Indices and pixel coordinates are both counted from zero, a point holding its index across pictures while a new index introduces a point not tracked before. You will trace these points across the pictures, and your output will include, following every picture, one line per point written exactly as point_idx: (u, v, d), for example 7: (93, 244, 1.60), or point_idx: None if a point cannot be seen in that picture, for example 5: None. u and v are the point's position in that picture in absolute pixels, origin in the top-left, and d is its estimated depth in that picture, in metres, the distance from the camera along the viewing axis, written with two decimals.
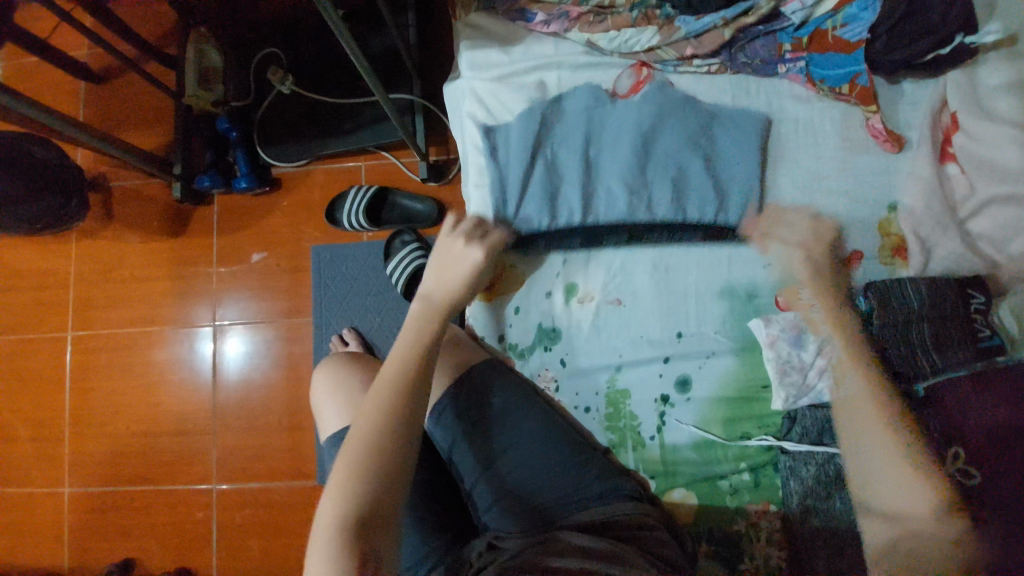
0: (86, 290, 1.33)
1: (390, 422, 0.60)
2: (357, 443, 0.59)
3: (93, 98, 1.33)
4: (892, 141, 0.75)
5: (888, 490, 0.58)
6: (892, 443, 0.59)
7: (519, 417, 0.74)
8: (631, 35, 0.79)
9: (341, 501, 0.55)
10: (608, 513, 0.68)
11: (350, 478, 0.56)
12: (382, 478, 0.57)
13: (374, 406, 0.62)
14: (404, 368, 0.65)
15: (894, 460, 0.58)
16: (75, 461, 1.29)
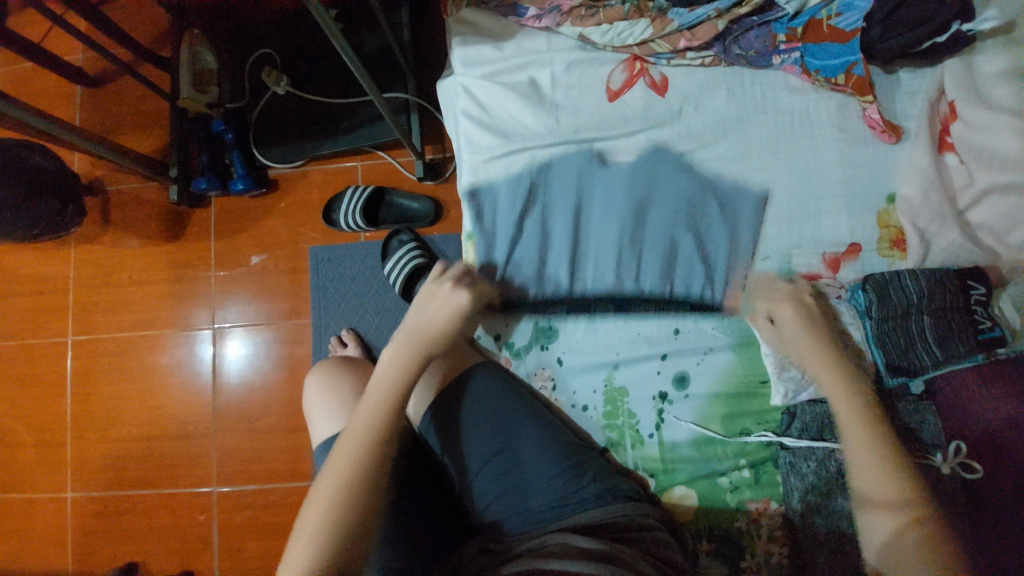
0: (85, 295, 1.33)
1: (368, 455, 0.62)
2: (335, 473, 0.61)
3: (89, 103, 1.33)
4: (889, 132, 0.74)
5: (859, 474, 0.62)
6: (861, 433, 0.63)
7: (512, 418, 0.73)
8: (624, 28, 0.77)
9: (317, 528, 0.57)
10: (606, 515, 0.68)
11: (326, 506, 0.59)
12: (357, 510, 0.59)
13: (355, 435, 0.64)
14: (383, 401, 0.66)
15: (861, 446, 0.62)
16: (78, 466, 1.29)
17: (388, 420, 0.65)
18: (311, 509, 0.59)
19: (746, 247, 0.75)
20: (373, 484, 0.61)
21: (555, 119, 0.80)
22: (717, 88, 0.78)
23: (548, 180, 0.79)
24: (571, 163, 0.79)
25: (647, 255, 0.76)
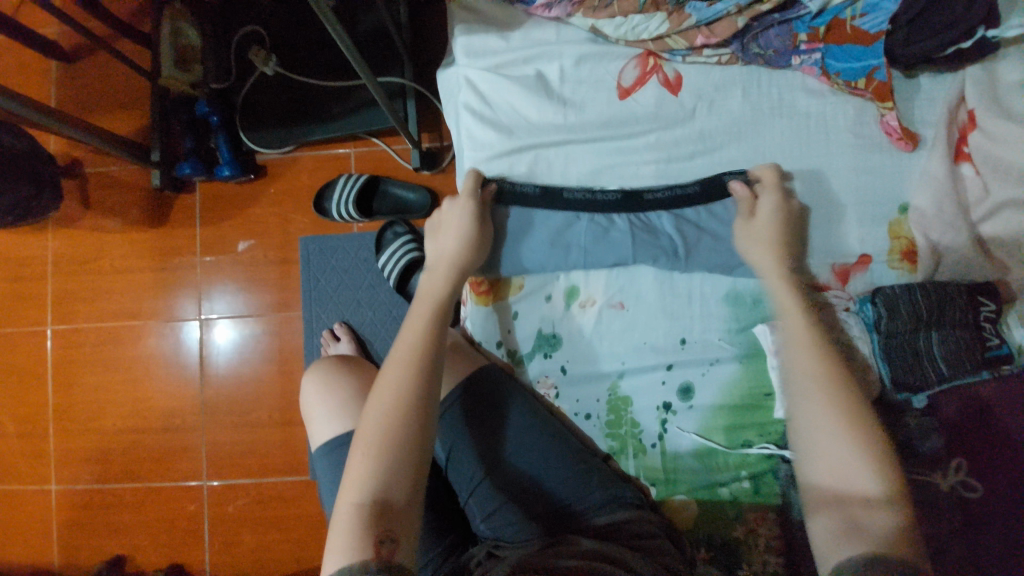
0: (65, 282, 1.27)
1: (400, 409, 0.61)
2: (372, 427, 0.60)
3: (63, 79, 1.25)
4: (906, 139, 0.71)
5: (836, 462, 0.56)
6: (845, 417, 0.58)
7: (523, 420, 0.72)
8: (639, 22, 0.72)
9: (357, 487, 0.57)
10: (614, 520, 0.68)
11: (365, 464, 0.58)
12: (397, 465, 0.58)
13: (388, 391, 0.62)
14: (412, 358, 0.65)
15: (848, 435, 0.57)
16: (61, 457, 1.26)
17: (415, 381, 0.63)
18: (352, 468, 0.58)
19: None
20: (411, 437, 0.59)
21: (563, 117, 0.76)
22: (732, 89, 0.75)
23: (553, 186, 0.76)
24: (579, 164, 0.76)
25: (646, 251, 0.73)
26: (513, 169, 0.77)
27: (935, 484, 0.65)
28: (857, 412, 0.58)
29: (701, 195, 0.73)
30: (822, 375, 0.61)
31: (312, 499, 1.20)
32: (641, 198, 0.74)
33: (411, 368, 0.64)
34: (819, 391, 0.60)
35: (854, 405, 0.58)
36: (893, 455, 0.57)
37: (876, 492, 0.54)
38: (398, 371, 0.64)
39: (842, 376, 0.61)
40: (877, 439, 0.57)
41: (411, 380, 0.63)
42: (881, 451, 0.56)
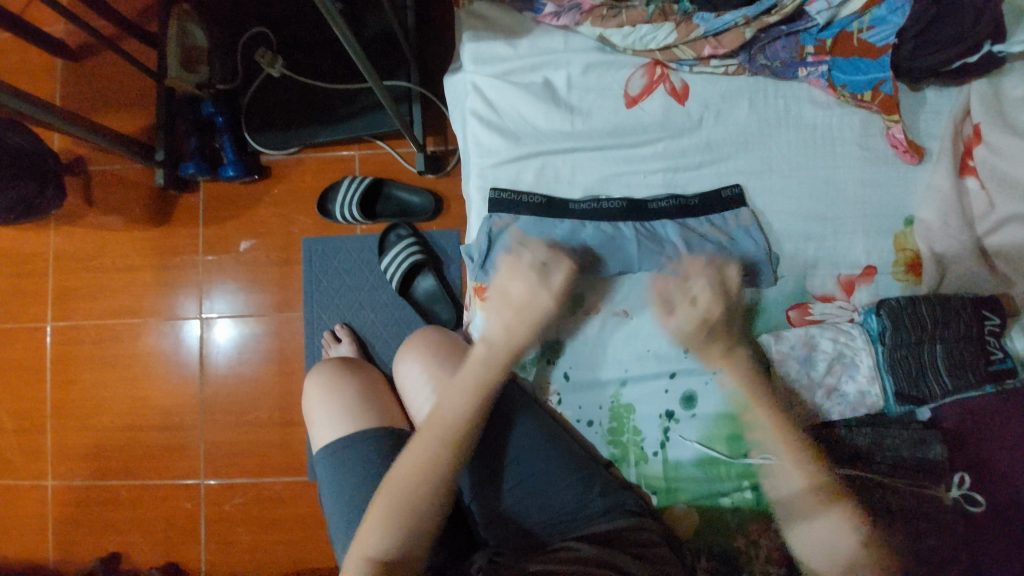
0: (67, 278, 1.27)
1: (428, 481, 0.61)
2: (396, 491, 0.61)
3: (68, 76, 1.25)
4: (912, 152, 0.72)
5: (796, 495, 0.63)
6: (792, 453, 0.64)
7: (526, 427, 0.72)
8: (647, 32, 0.73)
9: (373, 540, 0.58)
10: (614, 529, 0.68)
11: (384, 522, 0.59)
12: (415, 532, 0.59)
13: (418, 455, 0.62)
14: (451, 431, 0.64)
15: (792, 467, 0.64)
16: (59, 455, 1.25)
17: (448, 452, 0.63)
18: (369, 519, 0.60)
19: (762, 270, 0.73)
20: (433, 503, 0.61)
21: (570, 125, 0.76)
22: (738, 99, 0.75)
23: (559, 194, 0.76)
24: (585, 172, 0.76)
25: (650, 257, 0.73)
26: (518, 176, 0.76)
27: (938, 497, 0.64)
28: (803, 439, 0.65)
29: (701, 206, 0.74)
30: (767, 416, 0.67)
31: (309, 500, 1.20)
32: (644, 206, 0.74)
33: (449, 444, 0.63)
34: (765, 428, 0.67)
35: (798, 439, 0.65)
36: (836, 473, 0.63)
37: (835, 520, 0.60)
38: (434, 442, 0.63)
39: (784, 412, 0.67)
40: (821, 467, 0.63)
41: (446, 456, 0.63)
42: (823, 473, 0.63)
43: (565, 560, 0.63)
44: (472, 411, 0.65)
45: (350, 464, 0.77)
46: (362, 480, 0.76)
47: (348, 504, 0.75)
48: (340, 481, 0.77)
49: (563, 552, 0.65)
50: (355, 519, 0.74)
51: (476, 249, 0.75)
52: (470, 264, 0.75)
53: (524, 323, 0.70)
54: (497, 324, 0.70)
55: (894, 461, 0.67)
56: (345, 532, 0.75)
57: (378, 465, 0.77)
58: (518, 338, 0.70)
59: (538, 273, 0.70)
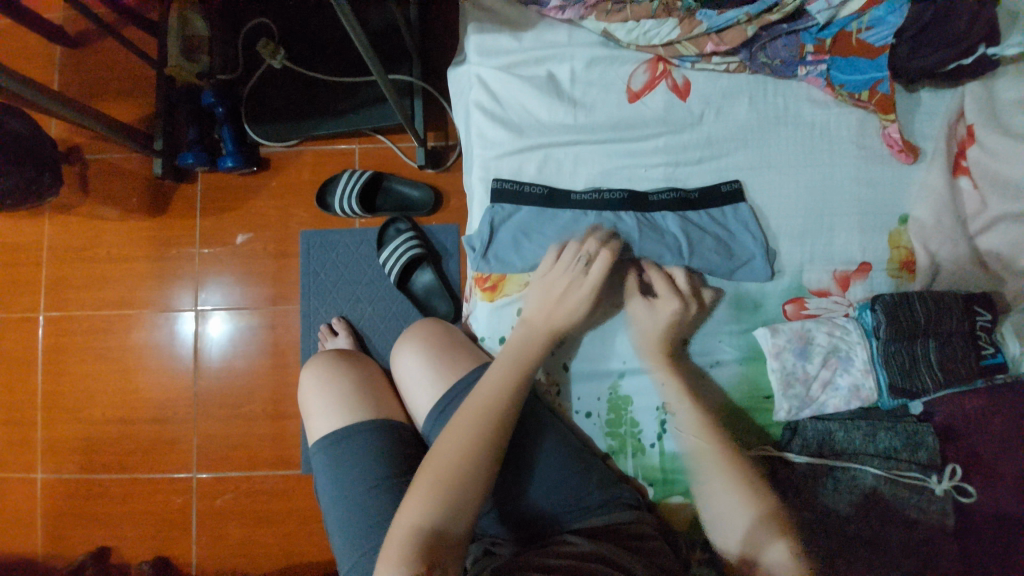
0: (60, 268, 1.26)
1: (473, 455, 0.63)
2: (442, 465, 0.62)
3: (67, 63, 1.24)
4: (907, 152, 0.73)
5: (741, 527, 0.64)
6: (737, 484, 0.65)
7: (528, 419, 0.74)
8: (651, 27, 0.73)
9: (418, 513, 0.59)
10: (612, 520, 0.70)
11: (429, 494, 0.60)
12: (462, 504, 0.60)
13: (462, 431, 0.64)
14: (492, 408, 0.65)
15: (722, 481, 0.66)
16: (49, 447, 1.24)
17: (489, 425, 0.64)
18: (412, 493, 0.61)
19: (758, 262, 0.74)
20: (477, 474, 0.62)
21: (573, 118, 0.77)
22: (739, 96, 0.76)
23: (561, 186, 0.77)
24: (587, 165, 0.76)
25: (651, 247, 0.73)
26: (521, 167, 0.77)
27: (930, 490, 0.65)
28: (732, 455, 0.67)
29: (702, 199, 0.75)
30: (712, 447, 0.68)
31: (302, 494, 1.19)
32: (646, 199, 0.75)
33: (491, 420, 0.65)
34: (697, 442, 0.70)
35: (741, 470, 0.66)
36: (759, 485, 0.66)
37: (765, 537, 0.62)
38: (477, 419, 0.65)
39: (727, 443, 0.68)
40: (764, 496, 0.65)
41: (490, 432, 0.64)
42: (750, 488, 0.65)
43: (563, 553, 0.64)
44: (511, 388, 0.67)
45: (348, 455, 0.77)
46: (359, 470, 0.76)
47: (344, 494, 0.75)
48: (337, 470, 0.77)
49: (561, 546, 0.66)
50: (352, 508, 0.74)
51: (477, 239, 0.76)
52: (471, 253, 0.76)
53: (563, 313, 0.72)
54: (536, 312, 0.73)
55: (887, 455, 0.68)
56: (341, 521, 0.74)
57: (378, 456, 0.77)
58: (558, 325, 0.72)
59: (579, 266, 0.72)
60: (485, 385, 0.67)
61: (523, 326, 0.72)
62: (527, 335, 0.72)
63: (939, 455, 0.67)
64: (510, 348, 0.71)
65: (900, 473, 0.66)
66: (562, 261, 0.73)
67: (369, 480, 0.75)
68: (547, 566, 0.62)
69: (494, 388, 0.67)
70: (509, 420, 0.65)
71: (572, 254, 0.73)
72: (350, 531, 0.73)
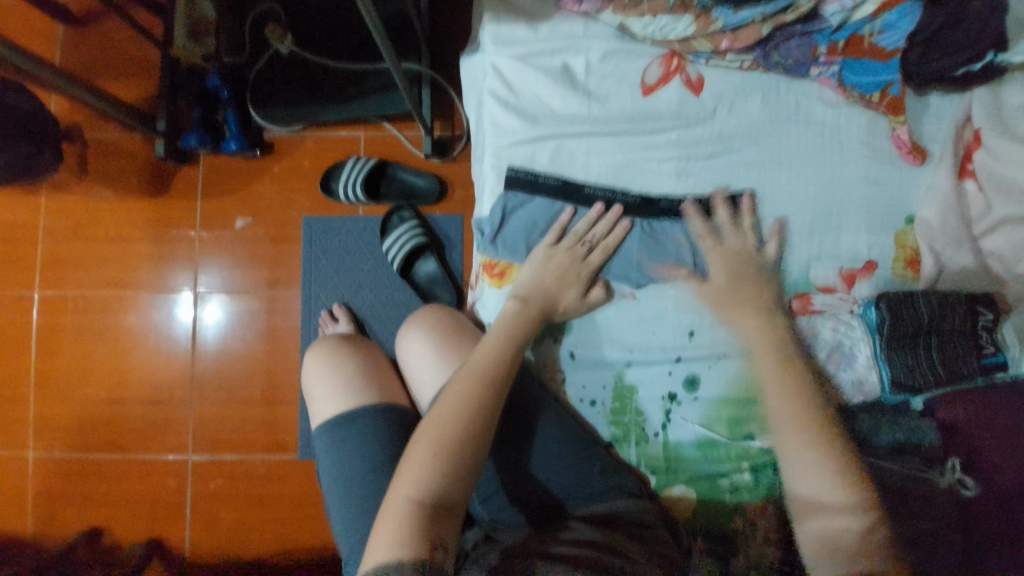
0: (55, 248, 1.24)
1: (467, 421, 0.63)
2: (439, 431, 0.62)
3: (68, 39, 1.22)
4: (915, 154, 0.74)
5: (822, 497, 0.61)
6: (830, 457, 0.62)
7: (527, 404, 0.74)
8: (666, 23, 0.73)
9: (416, 484, 0.59)
10: (611, 508, 0.70)
11: (426, 463, 0.60)
12: (458, 475, 0.60)
13: (454, 401, 0.64)
14: (484, 373, 0.66)
15: (819, 456, 0.62)
16: (42, 427, 1.22)
17: (485, 397, 0.64)
18: (409, 463, 0.61)
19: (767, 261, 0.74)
20: (471, 443, 0.62)
21: (587, 109, 0.77)
22: (751, 92, 0.76)
23: (573, 177, 0.77)
24: (599, 156, 0.76)
25: (658, 263, 0.75)
26: (533, 158, 0.77)
27: (933, 482, 0.68)
28: (829, 430, 0.63)
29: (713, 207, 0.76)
30: (806, 419, 0.64)
31: (299, 481, 1.18)
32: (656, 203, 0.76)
33: (485, 386, 0.65)
34: (791, 413, 0.65)
35: (828, 440, 0.63)
36: (854, 465, 0.62)
37: (855, 519, 0.59)
38: (472, 386, 0.65)
39: (816, 413, 0.65)
40: (859, 478, 0.61)
41: (484, 398, 0.64)
42: (845, 466, 0.61)
43: (565, 540, 0.65)
44: (504, 355, 0.68)
45: (351, 438, 0.77)
46: (363, 454, 0.76)
47: (347, 478, 0.75)
48: (339, 455, 0.77)
49: (563, 533, 0.67)
50: (355, 491, 0.74)
51: (488, 223, 0.76)
52: (480, 236, 0.77)
53: (564, 289, 0.74)
54: (530, 288, 0.74)
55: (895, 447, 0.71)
56: (344, 504, 0.75)
57: (381, 440, 0.77)
58: (549, 301, 0.74)
59: (581, 249, 0.74)
60: (479, 352, 0.69)
61: (519, 299, 0.73)
62: (525, 308, 0.73)
63: (942, 450, 0.70)
64: (506, 317, 0.72)
65: (903, 467, 0.69)
66: (565, 245, 0.74)
67: (372, 464, 0.75)
68: (550, 554, 0.63)
69: (486, 361, 0.67)
70: (502, 390, 0.65)
71: (574, 240, 0.74)
72: (353, 513, 0.73)
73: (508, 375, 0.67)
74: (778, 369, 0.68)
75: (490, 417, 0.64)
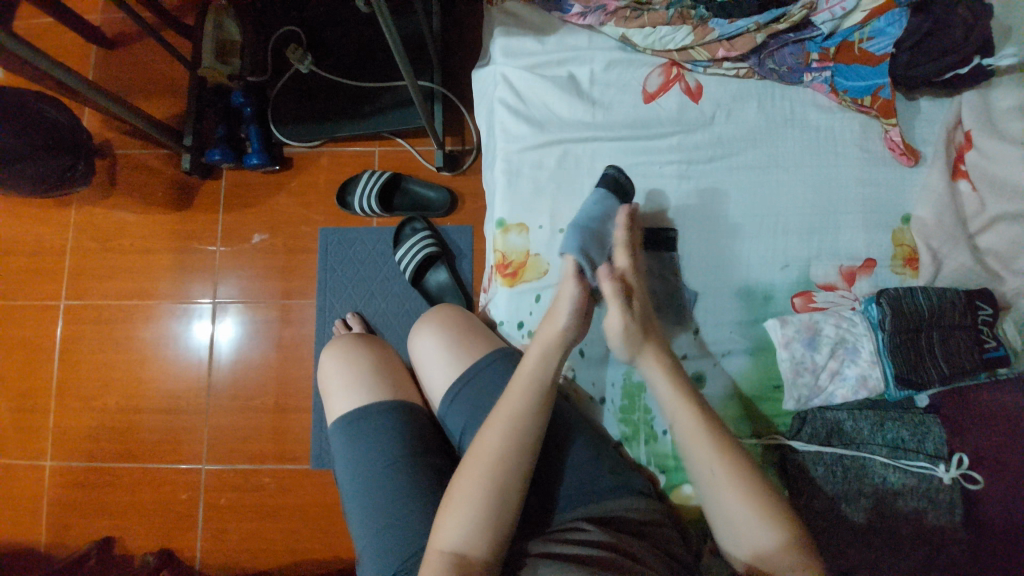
0: (82, 259, 1.29)
1: (500, 481, 0.63)
2: (467, 489, 0.63)
3: (104, 63, 1.30)
4: (908, 155, 0.77)
5: (750, 537, 0.59)
6: (749, 499, 0.59)
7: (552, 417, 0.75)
8: (666, 33, 0.78)
9: (452, 537, 0.61)
10: (617, 509, 0.70)
11: (460, 518, 0.61)
12: (493, 528, 0.61)
13: (485, 454, 0.64)
14: (514, 430, 0.65)
15: (738, 499, 0.59)
16: (60, 434, 1.25)
17: (514, 452, 0.64)
18: (446, 514, 0.62)
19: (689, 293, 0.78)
20: (507, 503, 0.62)
21: (592, 116, 0.81)
22: (748, 99, 0.80)
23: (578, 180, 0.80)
24: (603, 160, 0.80)
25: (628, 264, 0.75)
26: (541, 161, 0.81)
27: (938, 478, 0.68)
28: (741, 468, 0.61)
29: (715, 204, 0.79)
30: (716, 458, 0.61)
31: (309, 489, 1.19)
32: (660, 204, 0.79)
33: (516, 443, 0.64)
34: (701, 451, 0.62)
35: (750, 480, 0.60)
36: (775, 496, 0.60)
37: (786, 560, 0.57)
38: (501, 444, 0.64)
39: (737, 456, 0.62)
40: (780, 516, 0.59)
41: (515, 456, 0.64)
42: (768, 505, 0.59)
43: (567, 541, 0.65)
44: (536, 415, 0.66)
45: (366, 434, 0.79)
46: (379, 449, 0.78)
47: (362, 473, 0.77)
48: (354, 450, 0.79)
49: (570, 533, 0.67)
50: (371, 486, 0.76)
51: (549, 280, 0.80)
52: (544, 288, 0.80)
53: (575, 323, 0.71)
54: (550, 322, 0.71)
55: (895, 444, 0.70)
56: (359, 498, 0.76)
57: (395, 435, 0.79)
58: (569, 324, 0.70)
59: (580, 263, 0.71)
60: (507, 410, 0.66)
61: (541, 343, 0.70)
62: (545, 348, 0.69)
63: (946, 446, 0.69)
64: (535, 368, 0.68)
65: (908, 463, 0.69)
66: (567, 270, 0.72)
67: (388, 458, 0.77)
68: (546, 554, 0.64)
69: (514, 415, 0.65)
70: (532, 445, 0.65)
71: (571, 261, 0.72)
72: (369, 506, 0.75)
73: (539, 435, 0.65)
74: (689, 410, 0.64)
75: (521, 471, 0.64)
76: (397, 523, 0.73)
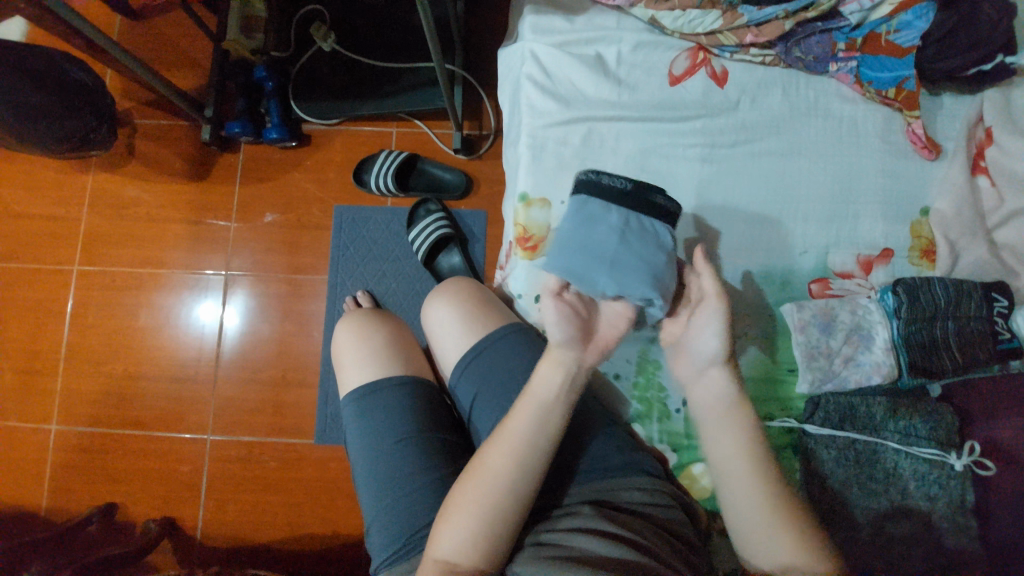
0: (97, 226, 1.30)
1: (506, 497, 0.62)
2: (464, 504, 0.62)
3: (128, 31, 1.31)
4: (930, 148, 0.78)
5: (768, 544, 0.61)
6: (769, 503, 0.62)
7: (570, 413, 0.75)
8: (696, 16, 0.80)
9: (449, 547, 0.60)
10: (600, 488, 0.71)
11: (459, 529, 0.61)
12: (496, 540, 0.61)
13: (493, 464, 0.63)
14: (519, 446, 0.64)
15: (759, 502, 0.62)
16: (66, 398, 1.25)
17: (520, 466, 0.63)
18: (444, 522, 0.62)
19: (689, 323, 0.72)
20: (510, 515, 0.62)
21: (617, 96, 0.82)
22: (773, 87, 0.82)
23: (602, 158, 0.81)
24: (628, 140, 0.81)
25: (632, 275, 0.67)
26: (566, 138, 0.82)
27: (949, 466, 0.67)
28: (767, 473, 0.64)
29: (738, 187, 0.79)
30: (745, 461, 0.65)
31: (311, 463, 1.19)
32: (682, 185, 0.80)
33: (520, 458, 0.63)
34: (731, 453, 0.66)
35: (772, 487, 0.63)
36: (798, 508, 0.62)
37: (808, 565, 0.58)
38: (505, 459, 0.63)
39: (765, 463, 0.65)
40: (802, 528, 0.60)
41: (519, 470, 0.63)
42: (787, 512, 0.61)
43: (570, 528, 0.65)
44: (543, 438, 0.64)
45: (378, 406, 0.80)
46: (391, 421, 0.78)
47: (375, 443, 0.78)
48: (366, 421, 0.79)
49: (568, 517, 0.67)
50: (382, 455, 0.76)
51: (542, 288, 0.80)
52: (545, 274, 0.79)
53: (588, 347, 0.68)
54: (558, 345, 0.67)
55: (906, 432, 0.69)
56: (371, 468, 0.77)
57: (407, 407, 0.80)
58: (574, 340, 0.67)
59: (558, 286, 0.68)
60: (512, 434, 0.64)
61: (551, 368, 0.67)
62: (557, 372, 0.67)
63: (958, 433, 0.69)
64: (545, 391, 0.66)
65: (918, 449, 0.68)
66: (557, 297, 0.68)
67: (401, 429, 0.78)
68: (542, 543, 0.64)
69: (522, 434, 0.64)
70: (538, 460, 0.64)
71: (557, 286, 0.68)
72: (380, 474, 0.76)
73: (548, 452, 0.65)
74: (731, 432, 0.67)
75: (526, 485, 0.63)
76: (409, 492, 0.74)
